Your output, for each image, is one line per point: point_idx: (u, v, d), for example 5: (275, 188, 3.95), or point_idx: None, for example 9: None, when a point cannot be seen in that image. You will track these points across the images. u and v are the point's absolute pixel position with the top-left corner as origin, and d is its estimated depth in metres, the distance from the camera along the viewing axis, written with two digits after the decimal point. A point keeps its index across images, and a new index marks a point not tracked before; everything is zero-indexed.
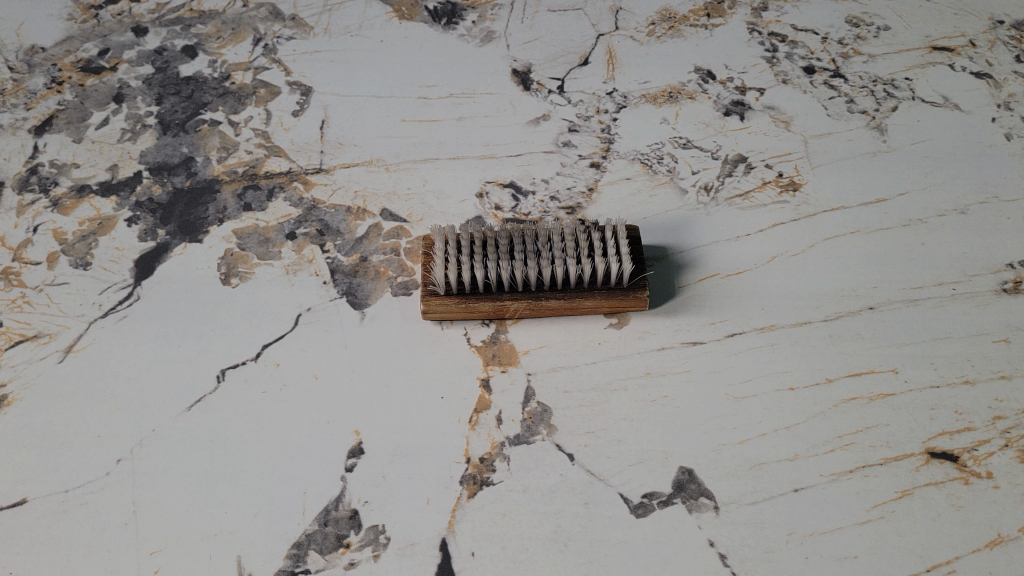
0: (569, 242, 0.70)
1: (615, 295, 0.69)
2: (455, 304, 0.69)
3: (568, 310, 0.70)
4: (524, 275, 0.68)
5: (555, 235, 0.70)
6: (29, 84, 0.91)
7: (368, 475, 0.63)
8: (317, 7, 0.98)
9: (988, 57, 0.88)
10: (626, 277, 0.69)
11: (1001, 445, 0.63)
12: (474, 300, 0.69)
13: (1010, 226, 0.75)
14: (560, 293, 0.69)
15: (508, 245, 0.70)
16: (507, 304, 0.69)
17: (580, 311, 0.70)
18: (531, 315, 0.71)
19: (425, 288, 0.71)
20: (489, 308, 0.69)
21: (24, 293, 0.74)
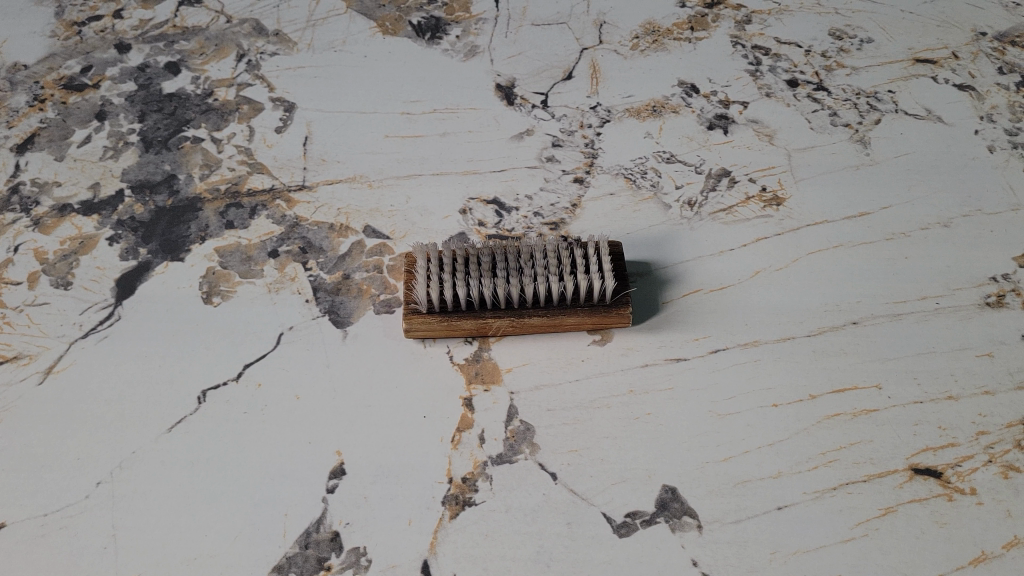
0: (552, 258, 0.69)
1: (599, 312, 0.69)
2: (438, 322, 0.69)
3: (551, 327, 0.70)
4: (507, 292, 0.68)
5: (538, 252, 0.70)
6: (12, 102, 0.91)
7: (349, 497, 0.63)
8: (300, 22, 0.98)
9: (970, 69, 0.88)
10: (609, 294, 0.69)
11: (984, 460, 0.63)
12: (456, 318, 0.69)
13: (993, 239, 0.75)
14: (543, 310, 0.69)
15: (490, 262, 0.70)
16: (490, 321, 0.69)
17: (563, 328, 0.70)
18: (514, 332, 0.70)
19: (407, 305, 0.70)
20: (472, 325, 0.69)
21: (4, 313, 0.74)
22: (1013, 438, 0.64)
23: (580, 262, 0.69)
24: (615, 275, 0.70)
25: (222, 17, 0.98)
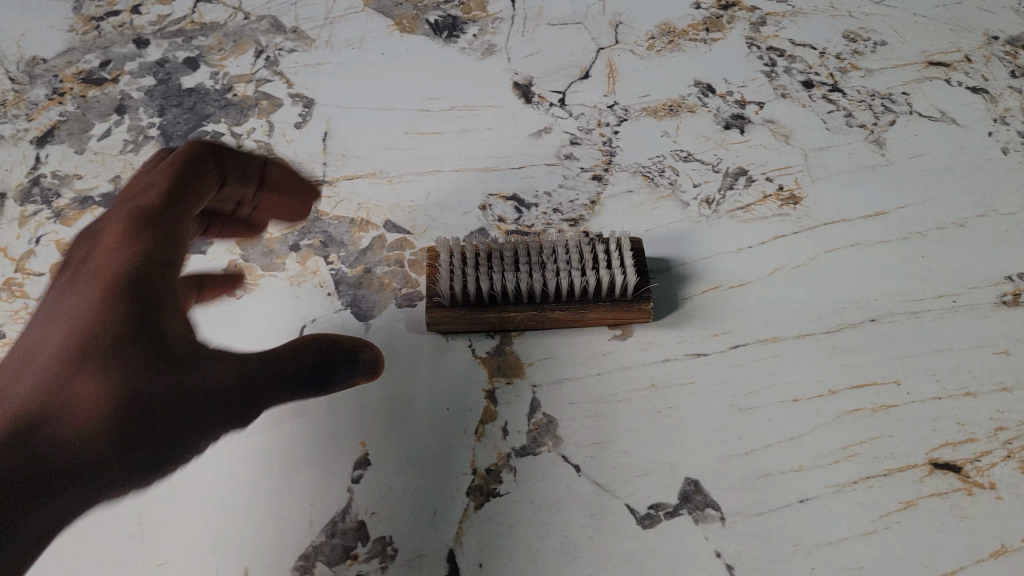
0: (574, 254, 0.71)
1: (620, 307, 0.70)
2: (462, 316, 0.69)
3: (572, 322, 0.71)
4: (530, 286, 0.69)
5: (560, 248, 0.71)
6: (31, 95, 0.91)
7: (374, 487, 0.63)
8: (317, 19, 0.98)
9: (983, 72, 0.89)
10: (630, 289, 0.70)
11: (1003, 455, 0.63)
12: (479, 312, 0.69)
13: (1008, 239, 0.75)
14: (565, 304, 0.70)
15: (513, 258, 0.71)
16: (513, 315, 0.70)
17: (584, 324, 0.71)
18: (535, 327, 0.71)
19: (429, 299, 0.71)
20: (495, 319, 0.70)
21: (27, 303, 0.74)
22: None
23: (602, 258, 0.71)
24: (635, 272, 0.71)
25: (240, 13, 0.98)
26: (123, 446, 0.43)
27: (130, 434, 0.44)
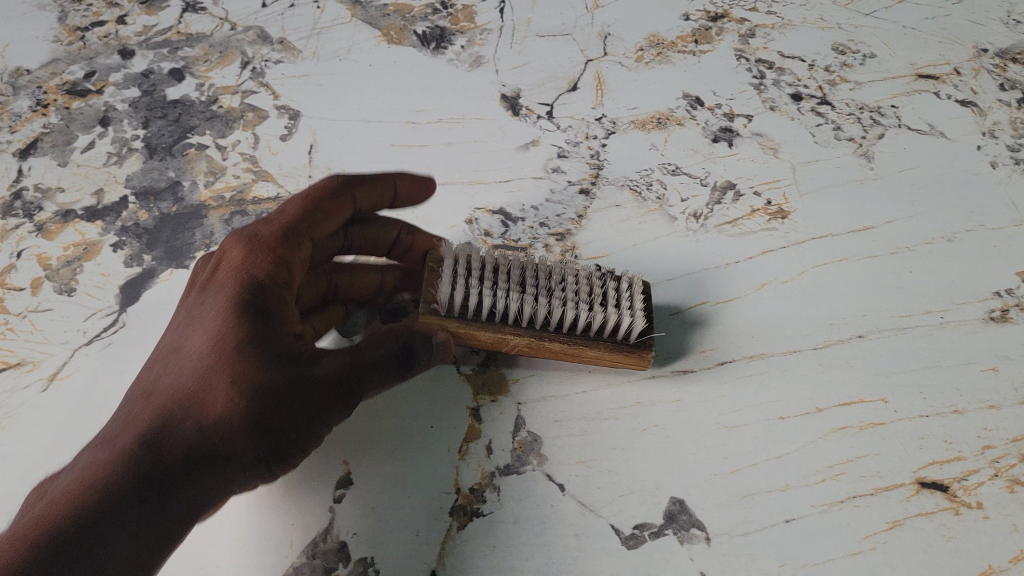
0: (583, 287, 0.68)
1: (622, 351, 0.67)
2: (456, 328, 0.66)
3: (567, 355, 0.68)
4: (532, 312, 0.66)
5: (570, 278, 0.69)
6: (14, 106, 0.90)
7: (357, 506, 0.63)
8: (305, 30, 0.98)
9: (973, 84, 0.88)
10: (637, 335, 0.67)
11: (990, 474, 0.63)
12: (474, 327, 0.66)
13: (996, 254, 0.75)
14: (563, 336, 0.67)
15: (518, 278, 0.68)
16: (508, 337, 0.66)
17: (579, 358, 0.68)
18: (527, 352, 0.68)
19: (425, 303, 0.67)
20: (489, 339, 0.67)
21: (6, 319, 0.73)
22: (1018, 452, 0.64)
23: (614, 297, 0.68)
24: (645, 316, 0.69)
25: (227, 24, 0.98)
26: (156, 497, 0.51)
27: (155, 488, 0.51)
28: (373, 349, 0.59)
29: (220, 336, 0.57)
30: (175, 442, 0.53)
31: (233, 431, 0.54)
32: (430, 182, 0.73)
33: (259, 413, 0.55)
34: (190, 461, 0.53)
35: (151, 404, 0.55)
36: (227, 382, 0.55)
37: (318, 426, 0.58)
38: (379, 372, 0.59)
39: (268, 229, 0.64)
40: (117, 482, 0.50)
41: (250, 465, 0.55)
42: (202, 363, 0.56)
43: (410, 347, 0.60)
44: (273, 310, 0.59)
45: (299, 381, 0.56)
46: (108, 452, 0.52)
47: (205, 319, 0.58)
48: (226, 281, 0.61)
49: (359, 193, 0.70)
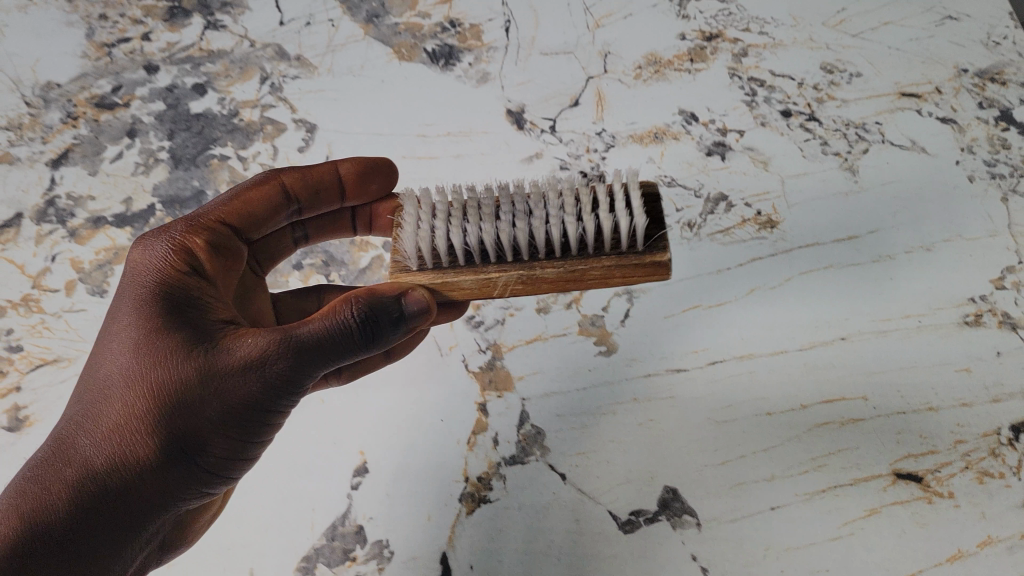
0: (566, 200, 0.64)
1: (629, 261, 0.62)
2: (430, 282, 0.63)
3: (569, 280, 0.64)
4: (510, 237, 0.62)
5: (550, 195, 0.65)
6: (46, 119, 0.97)
7: (373, 493, 0.69)
8: (320, 47, 1.03)
9: (953, 103, 0.91)
10: (640, 239, 0.62)
11: (961, 467, 0.67)
12: (452, 274, 0.63)
13: (974, 261, 0.79)
14: (557, 263, 0.63)
15: (491, 210, 0.65)
16: (493, 278, 0.63)
17: (586, 282, 0.64)
18: (524, 290, 0.64)
19: (396, 268, 0.65)
20: (473, 284, 0.63)
21: (44, 318, 0.80)
22: (988, 446, 0.68)
23: (600, 201, 0.63)
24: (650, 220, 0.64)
25: (246, 41, 1.03)
26: (89, 504, 0.53)
27: (86, 494, 0.53)
28: (313, 326, 0.56)
29: (132, 344, 0.57)
30: (104, 443, 0.55)
31: (156, 426, 0.55)
32: (374, 160, 0.76)
33: (183, 403, 0.55)
34: (120, 463, 0.54)
35: (76, 414, 0.57)
36: (141, 382, 0.55)
37: (258, 415, 0.57)
38: (320, 349, 0.56)
39: (192, 243, 0.65)
40: (49, 493, 0.53)
41: (194, 462, 0.56)
42: (116, 372, 0.57)
43: (367, 314, 0.57)
44: (180, 318, 0.58)
45: (217, 370, 0.55)
46: (40, 464, 0.55)
47: (117, 327, 0.59)
48: (131, 297, 0.60)
49: (292, 181, 0.75)
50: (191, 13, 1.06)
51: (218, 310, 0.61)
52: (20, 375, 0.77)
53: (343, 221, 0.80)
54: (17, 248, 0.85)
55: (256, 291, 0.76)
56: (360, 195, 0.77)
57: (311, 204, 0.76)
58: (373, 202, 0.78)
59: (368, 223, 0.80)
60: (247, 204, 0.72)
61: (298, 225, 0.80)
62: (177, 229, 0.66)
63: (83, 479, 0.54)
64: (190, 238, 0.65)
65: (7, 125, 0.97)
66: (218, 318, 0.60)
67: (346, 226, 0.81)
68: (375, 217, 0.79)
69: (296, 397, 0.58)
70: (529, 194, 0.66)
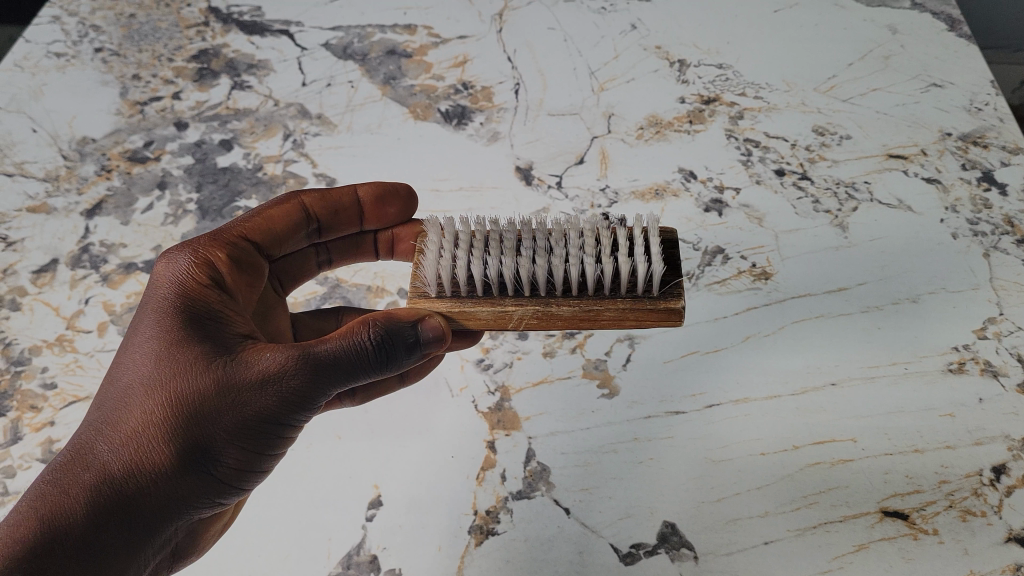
0: (588, 242, 0.71)
1: (643, 304, 0.68)
2: (448, 308, 0.69)
3: (582, 320, 0.69)
4: (530, 273, 0.69)
5: (571, 236, 0.71)
6: (82, 171, 1.03)
7: (387, 523, 0.73)
8: (340, 107, 1.09)
9: (937, 165, 0.96)
10: (657, 285, 0.68)
11: (946, 505, 0.71)
12: (469, 303, 0.69)
13: (958, 312, 0.83)
14: (572, 303, 0.69)
15: (513, 245, 0.71)
16: (509, 310, 0.69)
17: (599, 323, 0.69)
18: (537, 326, 0.70)
19: (414, 292, 0.70)
20: (490, 314, 0.69)
21: (77, 357, 0.85)
22: (971, 486, 0.72)
23: (621, 246, 0.70)
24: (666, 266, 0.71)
25: (271, 100, 1.10)
26: (110, 504, 0.59)
27: (108, 495, 0.59)
28: (331, 344, 0.62)
29: (153, 354, 0.63)
30: (125, 447, 0.60)
31: (175, 432, 0.60)
32: (390, 184, 0.83)
33: (201, 412, 0.61)
34: (142, 467, 0.60)
35: (96, 420, 0.62)
36: (162, 390, 0.61)
37: (270, 427, 0.63)
38: (337, 367, 0.62)
39: (214, 258, 0.71)
40: (72, 491, 0.58)
41: (207, 468, 0.62)
42: (136, 381, 0.62)
43: (380, 339, 0.63)
44: (200, 331, 0.64)
45: (236, 382, 0.61)
46: (61, 467, 0.60)
47: (137, 339, 0.64)
48: (153, 309, 0.66)
49: (312, 202, 0.82)
50: (219, 75, 1.14)
51: (236, 324, 0.66)
52: (53, 411, 0.81)
53: (364, 247, 0.87)
54: (53, 291, 0.91)
55: (276, 310, 0.81)
56: (378, 217, 0.84)
57: (331, 224, 0.83)
58: (391, 225, 0.85)
59: (388, 247, 0.87)
60: (270, 220, 0.79)
61: (321, 248, 0.86)
62: (199, 244, 0.73)
63: (103, 480, 0.59)
64: (212, 251, 0.72)
65: (45, 176, 1.03)
66: (235, 332, 0.65)
67: (368, 250, 0.88)
68: (395, 241, 0.86)
69: (308, 410, 0.64)
70: (551, 235, 0.73)
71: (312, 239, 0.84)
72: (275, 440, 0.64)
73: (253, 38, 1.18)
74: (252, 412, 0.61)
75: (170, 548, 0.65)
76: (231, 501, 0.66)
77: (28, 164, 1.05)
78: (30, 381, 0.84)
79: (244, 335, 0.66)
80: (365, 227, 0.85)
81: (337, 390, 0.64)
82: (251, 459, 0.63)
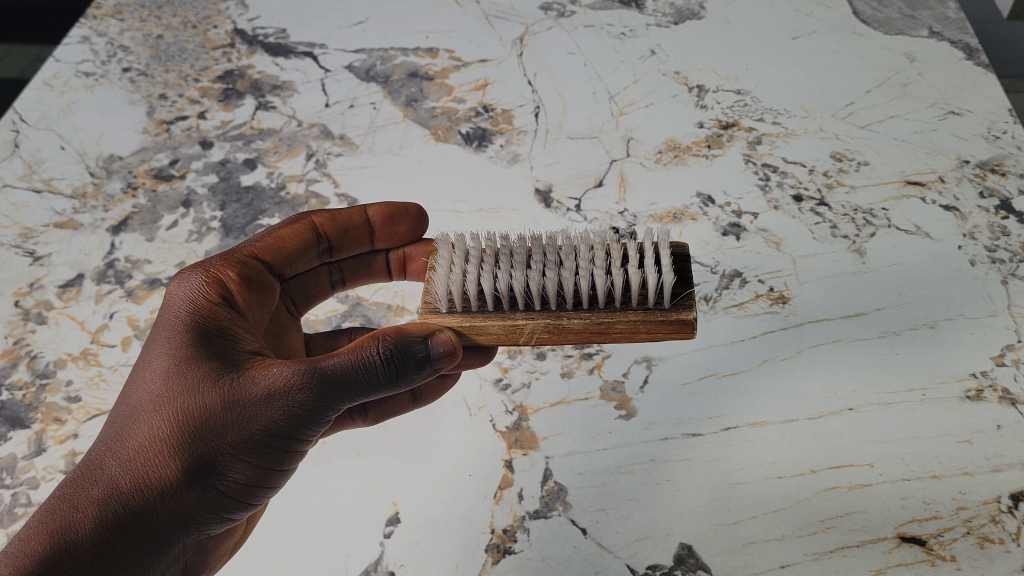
0: (597, 254, 0.71)
1: (655, 316, 0.69)
2: (458, 323, 0.70)
3: (595, 333, 0.70)
4: (540, 286, 0.70)
5: (581, 249, 0.72)
6: (108, 188, 1.05)
7: (404, 541, 0.74)
8: (363, 128, 1.10)
9: (955, 192, 0.97)
10: (667, 296, 0.69)
11: (963, 532, 0.71)
12: (479, 319, 0.70)
13: (976, 339, 0.83)
14: (584, 315, 0.70)
15: (522, 259, 0.72)
16: (521, 325, 0.70)
17: (610, 335, 0.70)
18: (549, 339, 0.71)
19: (425, 308, 0.72)
20: (500, 329, 0.70)
21: (101, 371, 0.86)
22: (989, 513, 0.71)
23: (632, 258, 0.71)
24: (677, 279, 0.72)
25: (294, 121, 1.12)
26: (118, 519, 0.61)
27: (115, 511, 0.61)
28: (337, 360, 0.62)
29: (161, 372, 0.64)
30: (132, 463, 0.62)
31: (180, 449, 0.62)
32: (400, 204, 0.85)
33: (207, 428, 0.62)
34: (147, 484, 0.62)
35: (108, 435, 0.64)
36: (169, 407, 0.63)
37: (277, 442, 0.64)
38: (343, 382, 0.62)
39: (225, 276, 0.73)
40: (81, 507, 0.61)
41: (214, 482, 0.63)
42: (145, 398, 0.64)
43: (386, 355, 0.62)
44: (208, 348, 0.65)
45: (241, 399, 0.62)
46: (74, 482, 0.63)
47: (149, 357, 0.66)
48: (164, 327, 0.67)
49: (322, 221, 0.83)
50: (244, 95, 1.16)
51: (245, 341, 0.67)
52: (77, 424, 0.83)
53: (376, 266, 0.89)
54: (78, 305, 0.93)
55: (288, 330, 0.83)
56: (388, 235, 0.86)
57: (341, 242, 0.85)
58: (402, 244, 0.87)
59: (400, 266, 0.88)
60: (280, 240, 0.81)
61: (333, 267, 0.87)
62: (211, 263, 0.74)
63: (112, 496, 0.61)
64: (223, 271, 0.73)
65: (72, 193, 1.05)
66: (244, 348, 0.66)
67: (381, 270, 0.89)
68: (407, 260, 0.87)
69: (316, 426, 0.64)
70: (560, 247, 0.74)
71: (324, 258, 0.85)
72: (283, 455, 0.65)
73: (277, 60, 1.20)
74: (258, 427, 0.62)
75: (181, 562, 0.67)
76: (241, 515, 0.67)
77: (56, 181, 1.07)
78: (54, 395, 0.85)
79: (253, 351, 0.67)
80: (375, 246, 0.87)
81: (346, 405, 0.64)
82: (259, 474, 0.65)
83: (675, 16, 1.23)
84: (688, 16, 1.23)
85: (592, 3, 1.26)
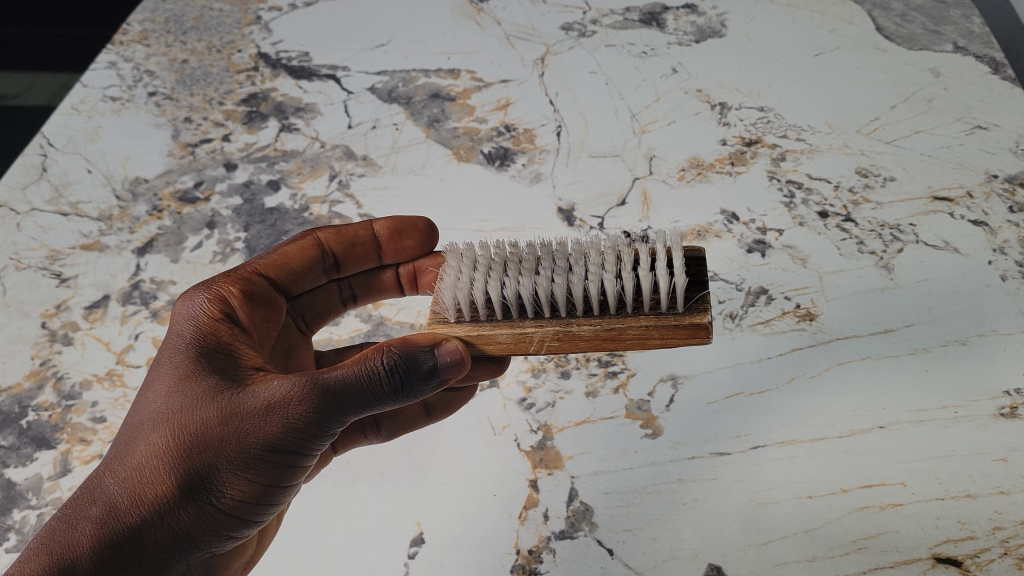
0: (608, 258, 0.71)
1: (667, 321, 0.68)
2: (466, 332, 0.70)
3: (607, 340, 0.69)
4: (549, 292, 0.70)
5: (591, 255, 0.72)
6: (134, 211, 1.06)
7: (428, 562, 0.73)
8: (385, 149, 1.11)
9: (984, 207, 0.95)
10: (682, 300, 0.68)
11: (1000, 552, 0.69)
12: (487, 328, 0.70)
13: (1011, 355, 0.81)
14: (595, 322, 0.69)
15: (531, 266, 0.72)
16: (530, 334, 0.70)
17: (623, 342, 0.69)
18: (560, 348, 0.71)
19: (435, 319, 0.73)
20: (509, 337, 0.70)
21: (125, 392, 0.87)
22: None
23: (644, 262, 0.70)
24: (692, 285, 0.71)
25: (317, 142, 1.12)
26: (117, 538, 0.61)
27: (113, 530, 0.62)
28: (339, 372, 0.61)
29: (163, 390, 0.65)
30: (131, 481, 0.62)
31: (179, 466, 0.62)
32: (408, 219, 0.84)
33: (206, 444, 0.62)
34: (145, 502, 0.62)
35: (111, 454, 0.65)
36: (168, 424, 0.63)
37: (276, 458, 0.63)
38: (346, 394, 0.62)
39: (228, 293, 0.73)
40: (82, 526, 0.61)
41: (214, 500, 0.63)
42: (146, 416, 0.64)
43: (393, 366, 0.61)
44: (210, 365, 0.65)
45: (239, 415, 0.62)
46: (76, 502, 0.63)
47: (153, 376, 0.67)
48: (169, 345, 0.68)
49: (329, 237, 0.84)
50: (268, 118, 1.17)
51: (250, 356, 0.67)
52: (101, 444, 0.83)
53: (388, 281, 0.88)
54: (104, 326, 0.93)
55: (299, 346, 0.85)
56: (397, 250, 0.85)
57: (348, 258, 0.85)
58: (412, 258, 0.86)
59: (411, 280, 0.87)
60: (285, 257, 0.82)
61: (343, 283, 0.87)
62: (217, 280, 0.75)
63: (111, 514, 0.62)
64: (227, 288, 0.74)
65: (98, 216, 1.06)
66: (247, 363, 0.66)
67: (391, 285, 0.88)
68: (418, 273, 0.86)
69: (318, 441, 0.63)
70: (571, 253, 0.74)
71: (332, 275, 0.86)
72: (286, 471, 0.64)
73: (300, 83, 1.21)
74: (258, 441, 0.62)
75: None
76: (243, 533, 0.67)
77: (82, 204, 1.08)
78: (80, 415, 0.86)
79: (255, 366, 0.66)
80: (384, 261, 0.86)
81: (350, 419, 0.63)
82: (261, 491, 0.64)
83: (696, 34, 1.23)
84: (709, 34, 1.23)
85: (613, 23, 1.26)
